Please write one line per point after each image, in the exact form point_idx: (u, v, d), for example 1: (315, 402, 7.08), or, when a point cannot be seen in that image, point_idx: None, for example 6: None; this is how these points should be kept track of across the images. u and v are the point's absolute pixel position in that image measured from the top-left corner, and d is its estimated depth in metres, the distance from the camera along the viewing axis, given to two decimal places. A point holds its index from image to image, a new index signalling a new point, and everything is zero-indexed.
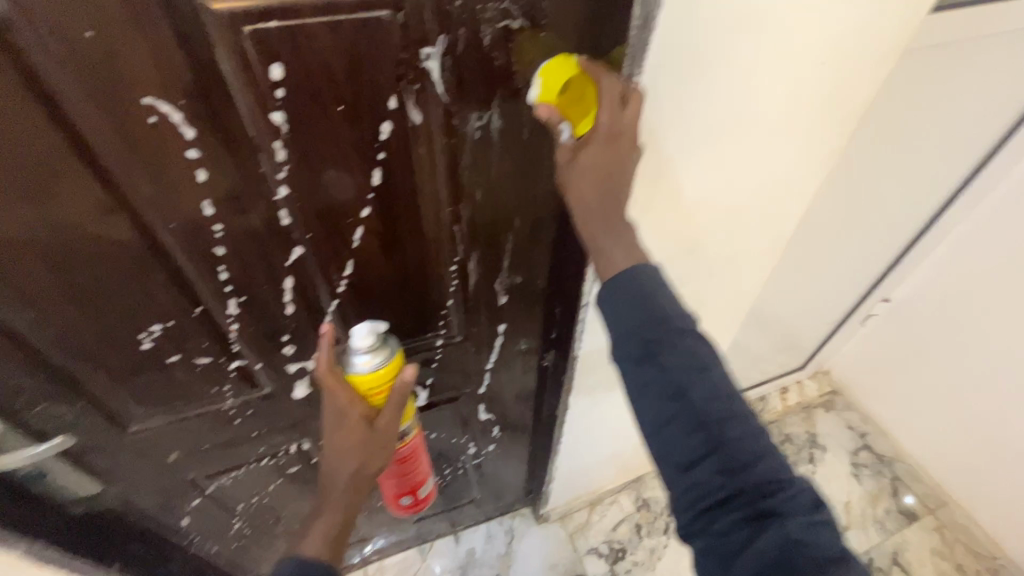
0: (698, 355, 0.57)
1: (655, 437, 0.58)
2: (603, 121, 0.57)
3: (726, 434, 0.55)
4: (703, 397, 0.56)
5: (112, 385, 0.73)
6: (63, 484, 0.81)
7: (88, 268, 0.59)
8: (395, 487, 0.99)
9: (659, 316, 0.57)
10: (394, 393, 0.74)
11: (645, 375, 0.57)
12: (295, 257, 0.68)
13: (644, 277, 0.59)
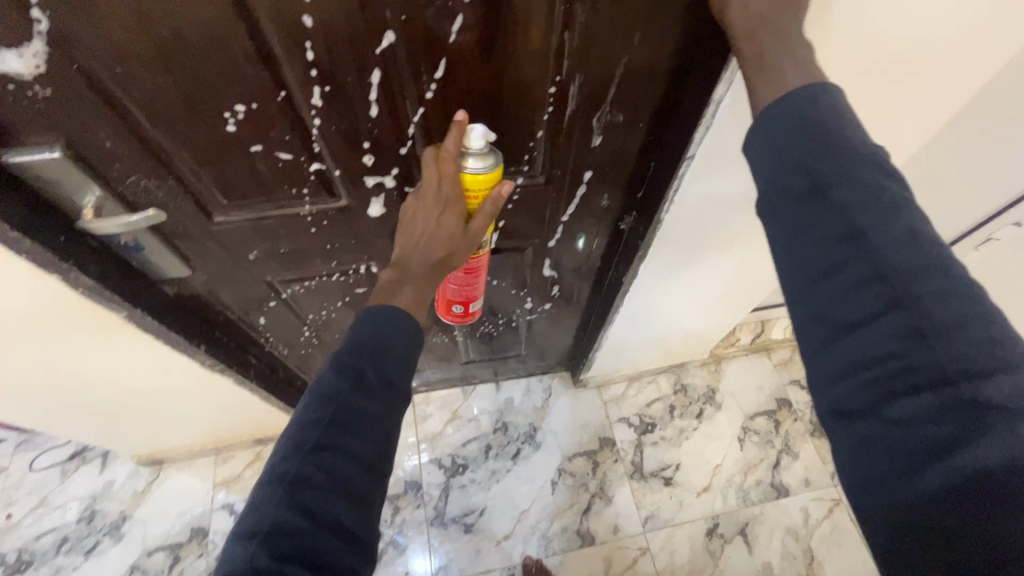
0: (886, 193, 0.44)
1: (812, 291, 0.47)
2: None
3: (917, 286, 0.42)
4: (891, 238, 0.43)
5: (198, 169, 0.73)
6: (157, 261, 0.86)
7: (172, 22, 0.54)
8: (450, 295, 0.95)
9: (838, 151, 0.46)
10: (494, 200, 0.71)
11: (806, 219, 0.47)
12: (386, 44, 0.61)
13: (826, 104, 0.48)
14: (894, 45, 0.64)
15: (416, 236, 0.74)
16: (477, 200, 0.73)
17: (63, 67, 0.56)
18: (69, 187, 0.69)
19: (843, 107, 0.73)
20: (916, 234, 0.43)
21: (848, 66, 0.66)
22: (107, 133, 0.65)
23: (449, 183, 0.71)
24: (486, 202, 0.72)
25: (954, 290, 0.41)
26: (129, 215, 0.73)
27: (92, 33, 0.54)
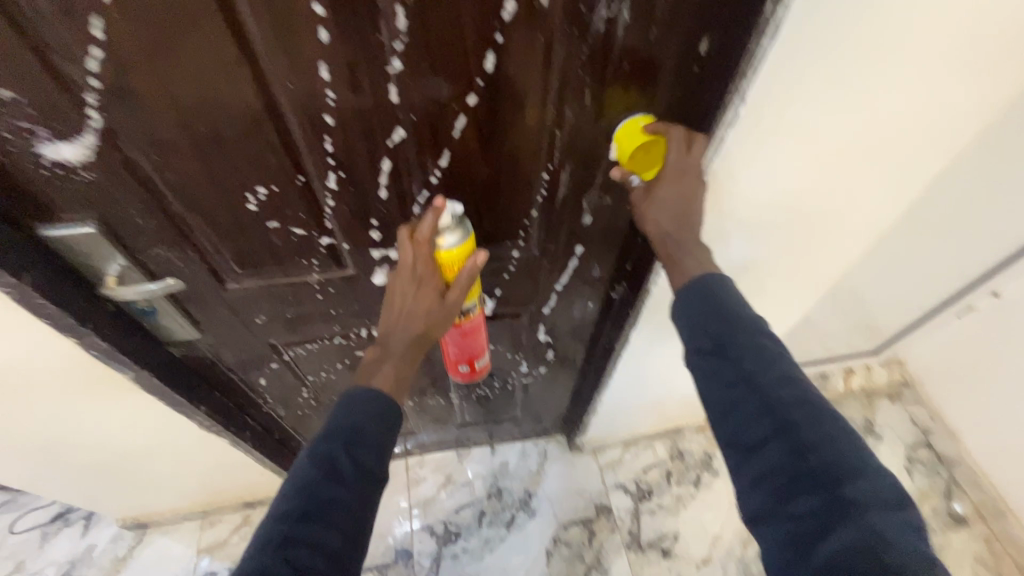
0: (767, 350, 0.61)
1: (723, 424, 0.61)
2: (671, 163, 0.67)
3: (797, 418, 0.56)
4: (773, 380, 0.59)
5: (217, 241, 0.79)
6: (170, 323, 0.91)
7: (208, 120, 0.61)
8: (453, 356, 0.99)
9: (731, 320, 0.63)
10: (470, 269, 0.75)
11: (712, 368, 0.63)
12: (396, 139, 0.68)
13: (721, 287, 0.65)
14: (851, 133, 0.70)
15: (396, 316, 0.77)
16: (453, 271, 0.77)
17: (108, 156, 0.63)
18: (98, 256, 0.75)
19: (804, 191, 0.79)
20: (790, 380, 0.59)
21: (802, 160, 0.73)
22: (138, 211, 0.71)
23: (423, 264, 0.75)
24: (462, 272, 0.75)
25: (822, 422, 0.56)
26: (150, 283, 0.80)
27: (137, 129, 0.61)
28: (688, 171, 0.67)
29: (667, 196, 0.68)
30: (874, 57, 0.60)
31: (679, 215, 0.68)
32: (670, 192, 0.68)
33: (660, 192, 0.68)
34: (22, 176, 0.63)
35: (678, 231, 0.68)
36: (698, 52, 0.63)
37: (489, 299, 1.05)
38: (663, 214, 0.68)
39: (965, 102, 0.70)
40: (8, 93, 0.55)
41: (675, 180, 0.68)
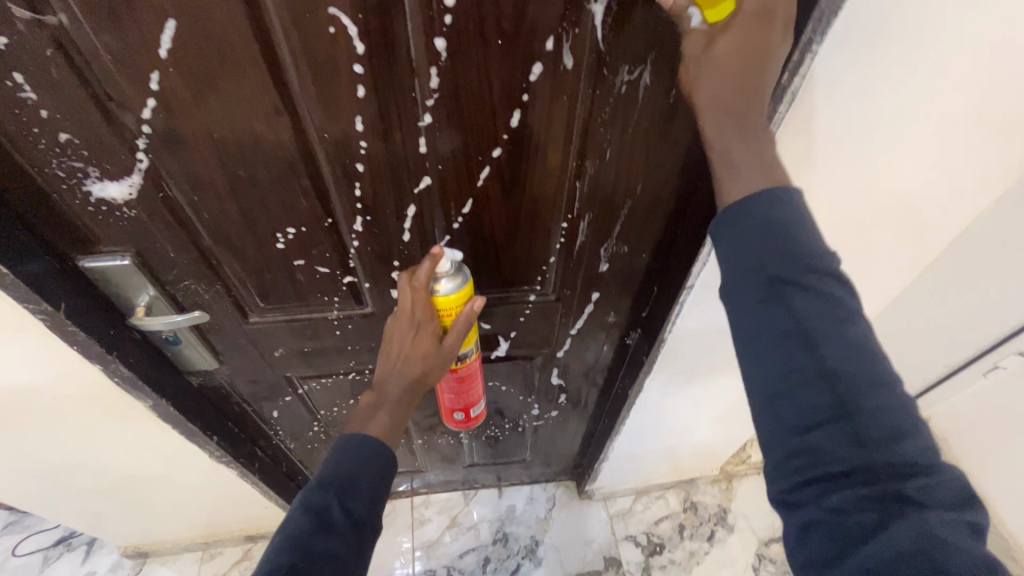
0: (834, 302, 0.47)
1: (760, 381, 0.49)
2: (747, 8, 0.48)
3: (862, 398, 0.46)
4: (839, 350, 0.46)
5: (245, 276, 0.81)
6: (192, 352, 0.93)
7: (247, 165, 0.64)
8: (450, 403, 0.99)
9: (801, 265, 0.47)
10: (467, 315, 0.77)
11: (762, 320, 0.48)
12: (422, 186, 0.71)
13: (788, 206, 0.48)
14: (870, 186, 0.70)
15: (393, 360, 0.78)
16: (451, 317, 0.78)
17: (150, 195, 0.66)
18: (131, 287, 0.78)
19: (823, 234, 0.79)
20: (857, 338, 0.47)
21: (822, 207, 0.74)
22: (173, 246, 0.74)
23: (421, 309, 0.76)
24: (460, 318, 0.77)
25: (885, 401, 0.46)
26: (175, 315, 0.82)
27: (181, 172, 0.64)
28: (766, 21, 0.49)
29: (731, 49, 0.49)
30: (883, 127, 0.62)
31: (739, 83, 0.49)
32: (727, 60, 0.49)
33: (721, 44, 0.49)
34: (70, 211, 0.67)
35: (732, 118, 0.50)
36: None
37: (504, 342, 1.06)
38: (717, 87, 0.50)
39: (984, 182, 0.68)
40: (66, 137, 0.58)
41: (745, 30, 0.49)
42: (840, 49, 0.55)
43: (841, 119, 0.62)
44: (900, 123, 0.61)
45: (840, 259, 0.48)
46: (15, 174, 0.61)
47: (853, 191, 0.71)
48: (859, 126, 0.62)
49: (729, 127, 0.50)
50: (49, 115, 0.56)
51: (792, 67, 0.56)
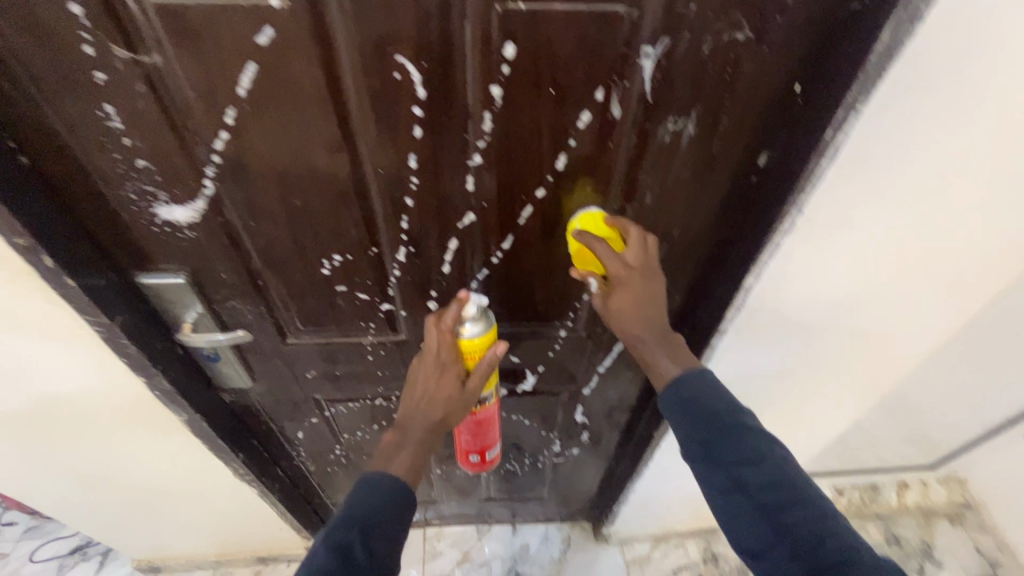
0: (754, 451, 0.62)
1: (732, 527, 0.62)
2: (613, 275, 0.67)
3: (788, 514, 0.59)
4: (764, 481, 0.61)
5: (288, 299, 0.84)
6: (228, 370, 0.95)
7: (304, 195, 0.68)
8: (466, 445, 1.00)
9: (713, 419, 0.65)
10: (490, 359, 0.79)
11: (714, 479, 0.63)
12: (466, 221, 0.73)
13: (699, 378, 0.68)
14: (904, 249, 0.69)
15: (417, 401, 0.80)
16: (474, 359, 0.80)
17: (211, 219, 0.70)
18: (180, 303, 0.81)
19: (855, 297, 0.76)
20: (775, 470, 0.61)
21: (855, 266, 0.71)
22: (225, 268, 0.77)
23: (447, 352, 0.78)
24: (483, 361, 0.79)
25: (808, 511, 0.59)
26: (219, 334, 0.85)
27: (242, 199, 0.68)
28: (639, 278, 0.68)
29: (620, 305, 0.69)
30: (920, 186, 0.61)
31: (640, 315, 0.69)
32: (638, 306, 0.68)
33: (611, 305, 0.70)
34: (136, 230, 0.71)
35: (637, 323, 0.69)
36: (756, 163, 0.68)
37: (531, 376, 1.06)
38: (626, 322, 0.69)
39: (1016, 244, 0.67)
40: (143, 162, 0.62)
41: (623, 292, 0.68)
42: (887, 106, 0.54)
43: (887, 175, 0.60)
44: (937, 182, 0.61)
45: (746, 412, 0.66)
46: (92, 194, 0.66)
47: (887, 253, 0.69)
48: (905, 182, 0.61)
49: (637, 330, 0.70)
50: (131, 143, 0.60)
51: (837, 124, 0.57)
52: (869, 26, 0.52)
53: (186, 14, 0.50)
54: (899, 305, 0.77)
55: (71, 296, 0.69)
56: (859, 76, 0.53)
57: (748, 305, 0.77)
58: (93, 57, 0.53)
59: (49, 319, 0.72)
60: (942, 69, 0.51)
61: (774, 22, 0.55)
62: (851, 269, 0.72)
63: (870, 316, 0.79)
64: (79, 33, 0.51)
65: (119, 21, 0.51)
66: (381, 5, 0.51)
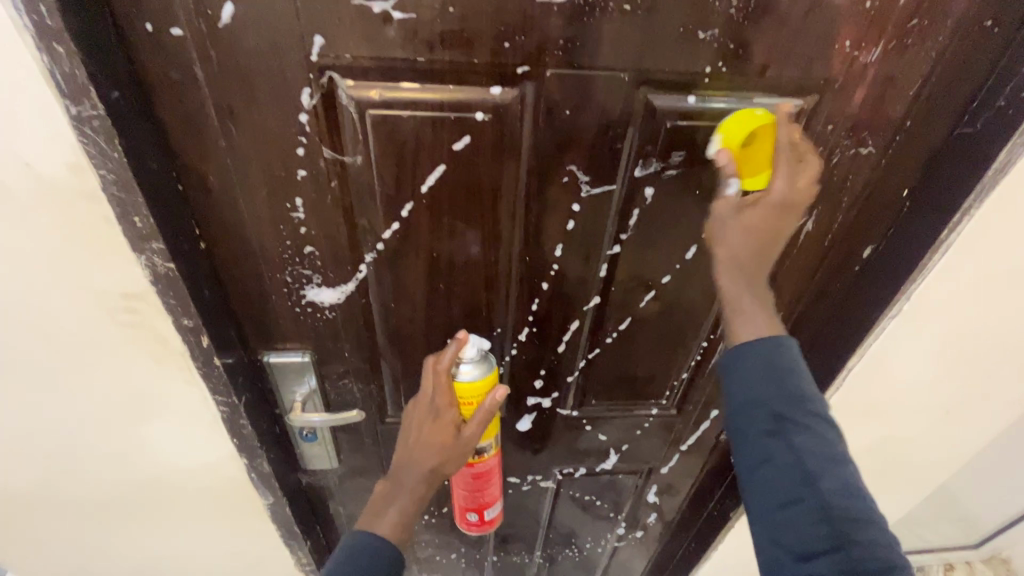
0: (827, 441, 0.50)
1: (766, 512, 0.51)
2: (777, 191, 0.53)
3: (853, 529, 0.48)
4: (831, 486, 0.49)
5: (399, 379, 0.84)
6: (316, 451, 0.93)
7: (449, 278, 0.72)
8: (463, 502, 0.89)
9: (794, 392, 0.51)
10: (488, 405, 0.72)
11: (771, 454, 0.50)
12: (591, 303, 0.78)
13: (785, 351, 0.53)
14: (982, 325, 0.76)
15: (409, 447, 0.73)
16: (472, 405, 0.74)
17: (355, 299, 0.72)
18: (295, 380, 0.81)
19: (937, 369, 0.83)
20: (846, 476, 0.50)
21: (942, 342, 0.78)
22: (351, 346, 0.78)
23: (441, 396, 0.72)
24: (481, 407, 0.72)
25: (879, 540, 0.48)
26: (313, 416, 0.83)
27: (390, 281, 0.71)
28: (788, 208, 0.54)
29: (753, 223, 0.55)
30: (1003, 271, 0.70)
31: (748, 247, 0.55)
32: (749, 234, 0.55)
33: (749, 216, 0.55)
34: (277, 312, 0.72)
35: (756, 260, 0.56)
36: (861, 255, 0.74)
37: (614, 453, 1.06)
38: (740, 237, 0.56)
39: None
40: (310, 248, 0.66)
41: (771, 213, 0.54)
42: (996, 210, 0.63)
43: (981, 262, 0.68)
44: (1016, 267, 0.69)
45: (827, 400, 0.53)
46: (249, 279, 0.68)
47: (971, 329, 0.77)
48: (993, 268, 0.69)
49: (748, 267, 0.56)
50: (306, 231, 0.64)
51: (952, 227, 0.65)
52: (983, 147, 0.61)
53: (400, 122, 0.56)
54: (975, 375, 0.84)
55: (212, 375, 0.69)
56: (974, 187, 0.62)
57: (845, 384, 0.83)
58: (301, 156, 0.58)
59: (176, 398, 0.72)
60: None
61: (896, 140, 0.64)
62: (937, 345, 0.79)
63: (948, 394, 0.87)
64: (297, 137, 0.56)
65: (336, 127, 0.57)
66: (570, 119, 0.58)
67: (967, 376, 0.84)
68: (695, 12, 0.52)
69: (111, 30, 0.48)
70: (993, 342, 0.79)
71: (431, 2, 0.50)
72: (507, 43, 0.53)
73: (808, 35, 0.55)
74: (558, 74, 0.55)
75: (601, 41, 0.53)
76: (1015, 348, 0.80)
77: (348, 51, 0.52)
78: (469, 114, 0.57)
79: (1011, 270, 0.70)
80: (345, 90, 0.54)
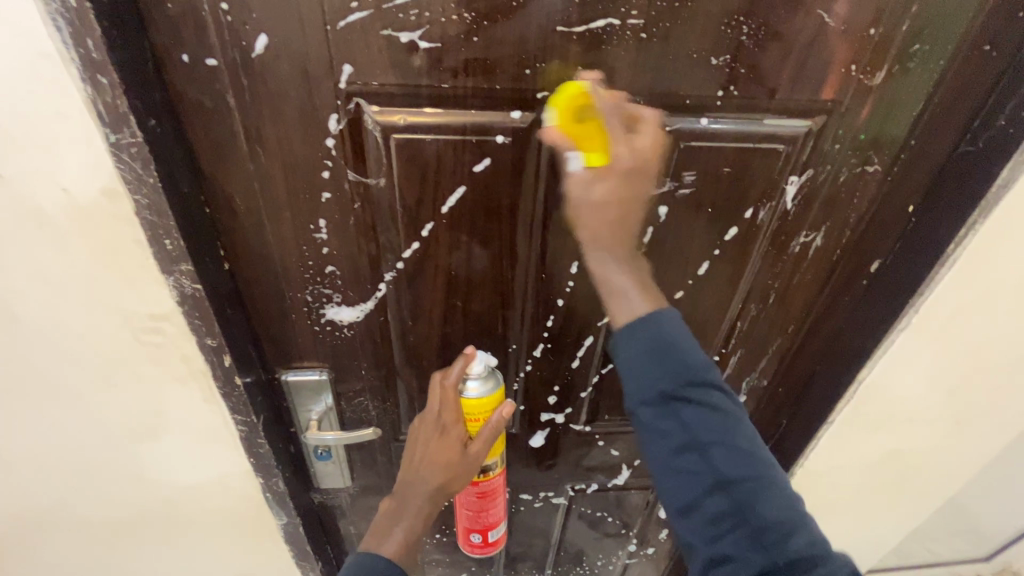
0: (716, 416, 0.53)
1: (671, 486, 0.55)
2: (621, 163, 0.53)
3: (749, 495, 0.52)
4: (724, 453, 0.53)
5: (414, 398, 0.85)
6: (328, 469, 0.93)
7: (467, 295, 0.73)
8: (467, 522, 0.89)
9: (682, 365, 0.53)
10: (496, 422, 0.73)
11: (666, 432, 0.54)
12: (605, 319, 0.79)
13: (664, 324, 0.55)
14: (990, 336, 0.78)
15: (415, 464, 0.74)
16: (479, 422, 0.74)
17: (373, 317, 0.73)
18: (312, 398, 0.82)
19: (947, 381, 0.83)
20: (737, 440, 0.54)
21: (952, 352, 0.79)
22: (368, 364, 0.79)
23: (448, 411, 0.72)
24: (487, 424, 0.73)
25: (777, 498, 0.53)
26: (324, 433, 0.82)
27: (408, 300, 0.72)
28: (637, 180, 0.55)
29: (608, 197, 0.55)
30: (1010, 283, 0.71)
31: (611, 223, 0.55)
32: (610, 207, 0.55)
33: (602, 190, 0.54)
34: (296, 331, 0.73)
35: (613, 233, 0.56)
36: (869, 269, 0.76)
37: (626, 468, 1.06)
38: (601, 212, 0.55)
39: None
40: (331, 268, 0.67)
41: (618, 185, 0.54)
42: (998, 226, 0.65)
43: (989, 274, 0.70)
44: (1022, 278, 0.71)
45: (717, 368, 0.56)
46: (271, 298, 0.69)
47: (980, 339, 0.78)
48: (1000, 280, 0.71)
49: (616, 242, 0.57)
50: (328, 251, 0.66)
51: (958, 241, 0.67)
52: (986, 165, 0.63)
53: (423, 146, 0.58)
54: (985, 385, 0.85)
55: (232, 395, 0.70)
56: (980, 202, 0.64)
57: (855, 398, 0.84)
58: (326, 179, 0.60)
59: (195, 417, 0.72)
60: None
61: (900, 159, 0.66)
62: (948, 356, 0.80)
63: (958, 404, 0.87)
64: (323, 161, 0.58)
65: (361, 150, 0.58)
66: None
67: (977, 387, 0.85)
68: (708, 39, 0.54)
69: (149, 62, 0.50)
70: (1001, 353, 0.80)
71: (455, 32, 0.52)
72: (528, 69, 0.55)
73: (816, 59, 0.57)
74: (576, 99, 0.57)
75: (619, 67, 0.55)
76: (1019, 361, 0.82)
77: (375, 78, 0.54)
78: (490, 137, 0.58)
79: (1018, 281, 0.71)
80: (370, 115, 0.56)
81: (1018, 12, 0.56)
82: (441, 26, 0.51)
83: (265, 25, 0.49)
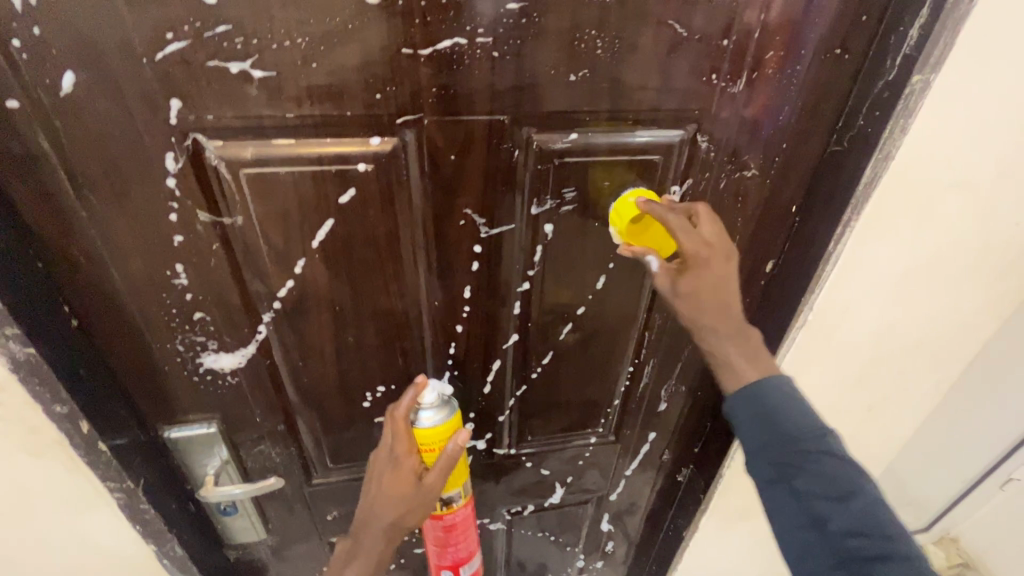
0: (835, 481, 0.52)
1: (793, 562, 0.54)
2: (686, 244, 0.57)
3: (876, 570, 0.49)
4: (845, 525, 0.51)
5: (319, 440, 0.79)
6: (238, 524, 0.85)
7: (358, 331, 0.69)
8: (436, 559, 0.80)
9: (786, 431, 0.54)
10: (450, 453, 0.66)
11: (774, 499, 0.54)
12: (511, 340, 0.76)
13: (775, 392, 0.56)
14: (887, 322, 0.80)
15: (370, 500, 0.69)
16: (434, 452, 0.68)
17: (258, 362, 0.68)
18: (205, 453, 0.75)
19: (855, 368, 0.85)
20: (862, 512, 0.51)
21: (853, 342, 0.81)
22: (262, 410, 0.73)
23: (400, 444, 0.67)
24: (442, 454, 0.67)
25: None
26: (230, 488, 0.76)
27: (295, 340, 0.67)
28: (713, 254, 0.58)
29: (693, 285, 0.58)
30: (895, 270, 0.73)
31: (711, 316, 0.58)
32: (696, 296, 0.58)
33: (685, 283, 0.58)
34: (172, 384, 0.67)
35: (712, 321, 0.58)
36: (764, 270, 0.76)
37: (560, 486, 1.03)
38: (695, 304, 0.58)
39: (966, 304, 0.80)
40: (200, 314, 0.62)
41: (698, 269, 0.58)
42: (872, 220, 0.67)
43: (873, 264, 0.71)
44: (904, 265, 0.73)
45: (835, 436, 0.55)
46: (136, 352, 0.63)
47: (878, 325, 0.80)
48: (884, 268, 0.73)
49: (716, 324, 0.58)
50: (193, 296, 0.60)
51: (836, 237, 0.69)
52: (852, 162, 0.64)
53: (277, 179, 0.54)
54: (890, 369, 0.87)
55: (99, 463, 0.63)
56: (850, 200, 0.66)
57: None
58: (175, 221, 0.55)
59: (61, 492, 0.65)
60: (900, 186, 0.64)
61: (776, 161, 0.67)
62: (853, 345, 0.81)
63: (867, 391, 0.90)
64: (168, 203, 0.54)
65: (209, 188, 0.54)
66: (456, 164, 0.58)
67: (883, 371, 0.87)
68: (565, 54, 0.53)
69: None
70: (900, 338, 0.82)
71: (291, 58, 0.48)
72: (379, 94, 0.52)
73: (675, 71, 0.57)
74: (437, 121, 0.55)
75: (476, 87, 0.53)
76: (915, 343, 0.84)
77: (210, 112, 0.50)
78: (351, 165, 0.55)
79: (900, 267, 0.73)
80: (212, 151, 0.52)
81: (862, 15, 0.58)
82: (274, 54, 0.48)
83: (70, 63, 0.45)
